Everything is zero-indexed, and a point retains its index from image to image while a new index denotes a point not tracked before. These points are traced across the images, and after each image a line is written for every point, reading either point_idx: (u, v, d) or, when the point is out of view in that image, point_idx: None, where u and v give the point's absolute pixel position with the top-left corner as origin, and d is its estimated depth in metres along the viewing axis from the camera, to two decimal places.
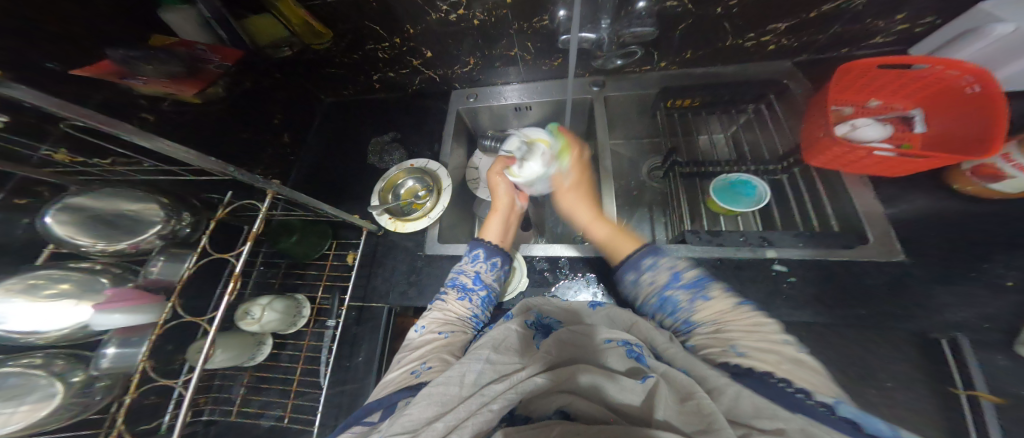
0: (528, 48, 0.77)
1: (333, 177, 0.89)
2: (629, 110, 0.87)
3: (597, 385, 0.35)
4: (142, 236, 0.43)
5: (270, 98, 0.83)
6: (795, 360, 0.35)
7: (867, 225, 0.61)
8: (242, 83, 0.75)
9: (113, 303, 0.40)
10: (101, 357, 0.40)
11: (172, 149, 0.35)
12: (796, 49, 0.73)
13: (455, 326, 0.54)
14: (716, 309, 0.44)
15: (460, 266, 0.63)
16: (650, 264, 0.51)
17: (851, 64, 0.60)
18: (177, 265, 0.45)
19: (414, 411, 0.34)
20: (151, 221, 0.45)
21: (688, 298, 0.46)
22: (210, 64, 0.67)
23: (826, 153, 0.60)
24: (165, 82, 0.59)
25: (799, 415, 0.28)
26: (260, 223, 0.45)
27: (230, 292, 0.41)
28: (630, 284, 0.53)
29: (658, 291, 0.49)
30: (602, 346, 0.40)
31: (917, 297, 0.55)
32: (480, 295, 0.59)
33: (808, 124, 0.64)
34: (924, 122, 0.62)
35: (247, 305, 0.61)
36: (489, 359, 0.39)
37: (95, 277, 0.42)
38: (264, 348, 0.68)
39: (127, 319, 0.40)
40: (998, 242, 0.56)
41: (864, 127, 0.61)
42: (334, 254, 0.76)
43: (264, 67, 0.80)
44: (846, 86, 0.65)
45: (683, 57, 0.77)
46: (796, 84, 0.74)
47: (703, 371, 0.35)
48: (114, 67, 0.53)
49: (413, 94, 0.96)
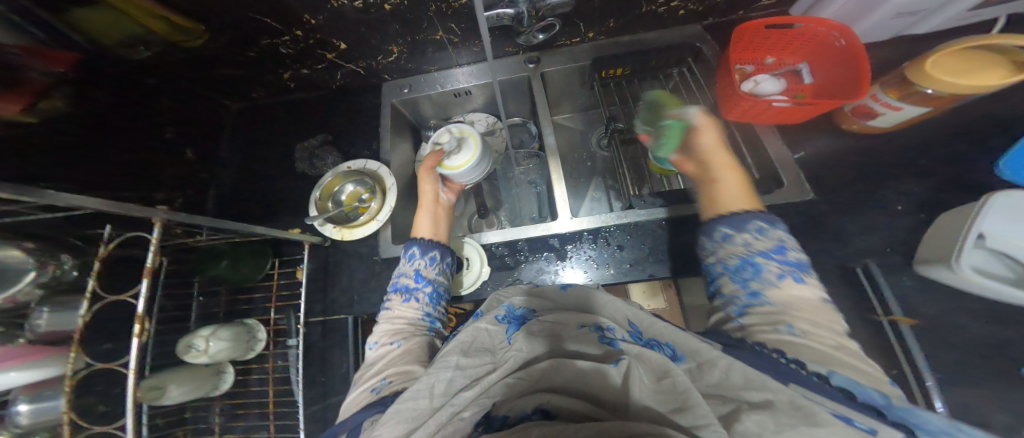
0: (453, 30, 0.73)
1: (264, 191, 0.81)
2: (567, 85, 0.87)
3: (574, 377, 0.36)
4: (17, 286, 0.36)
5: (155, 111, 0.71)
6: (852, 352, 0.35)
7: (778, 167, 0.68)
8: (93, 94, 0.60)
9: (4, 361, 0.34)
10: (15, 415, 0.37)
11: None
12: (700, 12, 0.77)
13: (406, 332, 0.53)
14: (802, 295, 0.41)
15: (399, 269, 0.62)
16: (761, 227, 0.48)
17: (746, 24, 0.64)
18: (67, 314, 0.39)
19: (383, 431, 0.35)
20: (22, 270, 0.37)
21: (780, 274, 0.43)
22: (32, 72, 0.51)
23: (741, 106, 0.65)
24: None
25: (790, 384, 0.28)
26: (153, 256, 0.40)
27: (139, 335, 0.37)
28: (723, 238, 0.49)
29: (750, 255, 0.46)
30: (576, 335, 0.40)
31: (822, 224, 0.64)
32: (426, 293, 0.57)
33: (720, 83, 0.69)
34: (810, 74, 0.70)
35: (185, 337, 0.54)
36: (459, 365, 0.39)
37: None
38: (227, 375, 0.60)
39: (26, 375, 0.34)
40: (877, 167, 0.66)
41: (765, 82, 0.67)
42: (279, 274, 0.69)
43: (120, 71, 0.64)
44: (750, 45, 0.70)
45: (607, 26, 0.79)
46: (708, 47, 0.78)
47: (692, 345, 0.33)
48: None
49: (340, 89, 0.89)
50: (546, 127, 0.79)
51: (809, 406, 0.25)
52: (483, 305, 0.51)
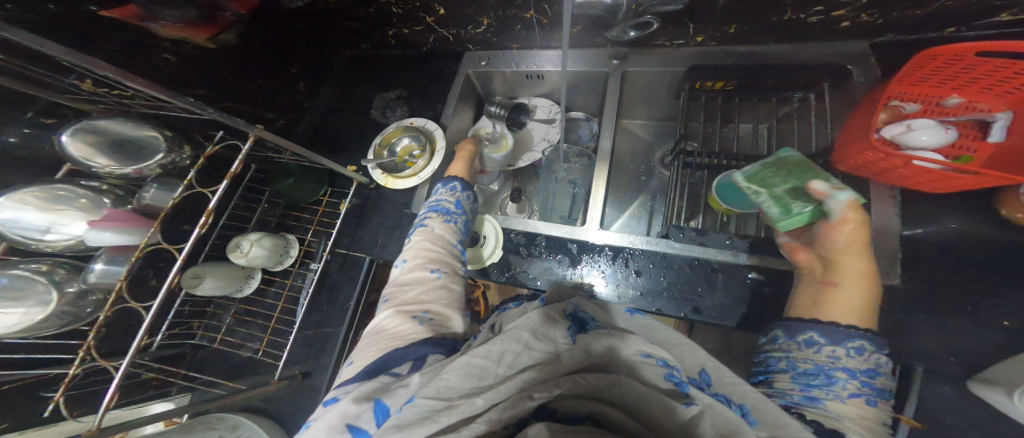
0: (543, 11, 0.71)
1: (338, 128, 0.93)
2: (652, 89, 0.79)
3: (636, 395, 0.35)
4: (145, 163, 0.47)
5: (288, 47, 0.86)
6: None
7: (874, 242, 0.51)
8: (254, 31, 0.77)
9: (106, 222, 0.45)
10: (91, 271, 0.45)
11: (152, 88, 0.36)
12: (874, 29, 0.60)
13: (444, 264, 0.56)
14: (867, 419, 0.36)
15: (438, 196, 0.66)
16: (857, 347, 0.39)
17: (935, 50, 0.48)
18: (165, 194, 0.50)
19: (451, 378, 0.32)
20: (154, 149, 0.49)
21: (851, 393, 0.38)
22: (225, 12, 0.69)
23: (863, 155, 0.50)
24: (180, 27, 0.63)
25: None
26: (238, 165, 0.48)
27: (201, 225, 0.45)
28: (805, 341, 0.42)
29: (821, 365, 0.40)
30: (639, 361, 0.38)
31: (902, 332, 0.47)
32: (461, 219, 0.64)
33: (855, 119, 0.54)
34: (1005, 129, 0.49)
35: (238, 238, 0.66)
36: (528, 343, 0.37)
37: (99, 197, 0.47)
38: (252, 281, 0.74)
39: (118, 238, 0.45)
40: None
41: (921, 130, 0.50)
42: (328, 201, 0.81)
43: (277, 15, 0.80)
44: (923, 74, 0.52)
45: (725, 32, 0.67)
46: (862, 70, 0.61)
47: (778, 418, 0.32)
48: (136, 11, 0.58)
49: (428, 52, 0.94)
50: (607, 130, 0.73)
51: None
52: (544, 292, 0.48)
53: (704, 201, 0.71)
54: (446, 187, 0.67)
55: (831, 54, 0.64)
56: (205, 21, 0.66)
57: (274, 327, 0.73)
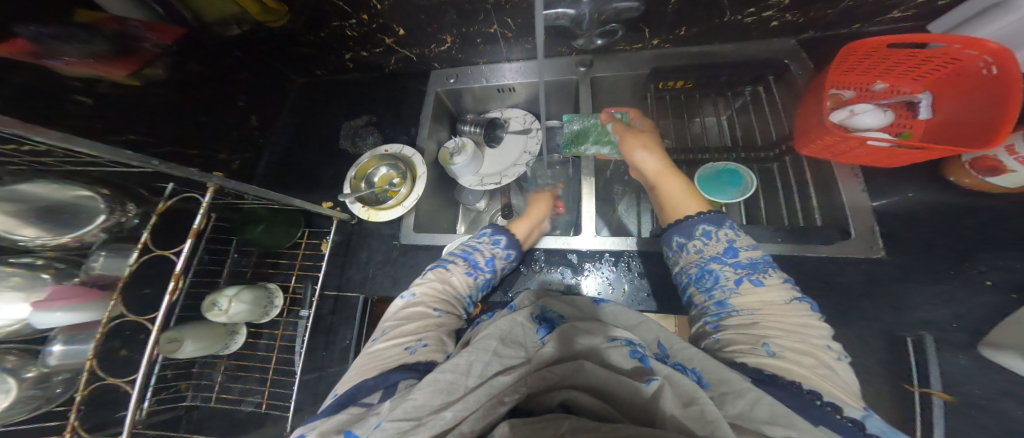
0: (508, 25, 0.70)
1: (307, 163, 0.87)
2: (618, 93, 0.80)
3: (600, 380, 0.34)
4: (88, 228, 0.40)
5: (234, 80, 0.79)
6: (828, 367, 0.36)
7: (851, 218, 0.58)
8: (189, 65, 0.69)
9: (54, 300, 0.36)
10: (48, 355, 0.39)
11: (68, 142, 0.28)
12: (801, 25, 0.64)
13: (450, 306, 0.54)
14: (764, 298, 0.43)
15: (476, 243, 0.62)
16: (707, 232, 0.49)
17: (860, 42, 0.53)
18: (120, 260, 0.42)
19: (419, 397, 0.32)
20: (95, 211, 0.41)
21: (736, 279, 0.45)
22: (146, 43, 0.60)
23: (817, 142, 0.54)
24: (90, 62, 0.53)
25: (820, 428, 0.27)
26: (201, 219, 0.42)
27: (171, 291, 0.38)
28: (678, 246, 0.52)
29: (705, 261, 0.48)
30: (607, 346, 0.38)
31: (893, 296, 0.54)
32: (485, 278, 0.59)
33: (802, 110, 0.57)
34: (930, 107, 0.55)
35: (213, 295, 0.59)
36: (497, 351, 0.37)
37: (38, 274, 0.38)
38: (238, 336, 0.68)
39: (70, 317, 0.36)
40: (988, 242, 0.52)
41: (863, 114, 0.54)
42: (307, 243, 0.75)
43: (213, 45, 0.73)
44: (852, 63, 0.58)
45: (676, 34, 0.68)
46: (798, 65, 0.65)
47: (721, 374, 0.33)
48: (26, 44, 0.46)
49: (391, 73, 0.91)
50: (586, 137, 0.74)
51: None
52: (516, 299, 0.49)
53: None
54: (489, 236, 0.62)
55: (769, 50, 0.68)
56: (121, 54, 0.57)
57: (271, 379, 0.67)
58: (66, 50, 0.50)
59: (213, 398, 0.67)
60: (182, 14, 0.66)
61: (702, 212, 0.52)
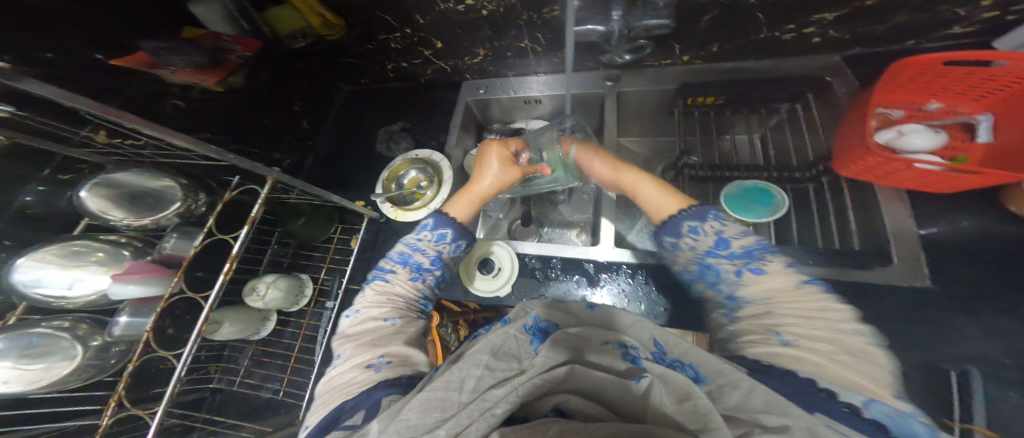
0: (539, 40, 0.73)
1: (342, 164, 0.92)
2: (644, 108, 0.80)
3: (595, 383, 0.36)
4: (163, 213, 0.44)
5: (292, 86, 0.89)
6: (853, 352, 0.33)
7: (892, 244, 0.54)
8: (261, 73, 0.81)
9: (129, 274, 0.40)
10: (114, 325, 0.41)
11: (178, 140, 0.34)
12: (847, 41, 0.61)
13: (403, 313, 0.52)
14: (768, 285, 0.42)
15: (416, 241, 0.59)
16: (693, 227, 0.49)
17: (909, 59, 0.48)
18: (186, 243, 0.45)
19: (411, 416, 0.32)
20: (170, 200, 0.45)
21: (735, 270, 0.44)
22: (232, 55, 0.75)
23: (858, 163, 0.51)
24: (190, 72, 0.66)
25: (814, 414, 0.27)
26: (259, 209, 0.47)
27: (227, 272, 0.44)
28: (670, 246, 0.52)
29: (703, 256, 0.48)
30: (600, 351, 0.40)
31: (942, 330, 0.49)
32: (434, 276, 0.58)
33: (845, 125, 0.54)
34: (991, 130, 0.51)
35: (253, 281, 0.65)
36: (488, 364, 0.37)
37: (120, 250, 0.42)
38: (269, 323, 0.73)
39: (140, 290, 0.40)
40: None
41: (913, 135, 0.50)
42: (339, 238, 0.79)
43: (282, 55, 0.85)
44: (898, 86, 0.54)
45: (708, 50, 0.68)
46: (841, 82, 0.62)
47: (716, 365, 0.34)
48: (145, 59, 0.62)
49: (425, 83, 0.96)
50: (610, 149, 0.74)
51: (829, 436, 0.24)
52: (510, 312, 0.48)
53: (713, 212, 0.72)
54: (432, 230, 0.60)
55: (808, 67, 0.65)
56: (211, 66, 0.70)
57: (292, 367, 0.71)
58: (174, 62, 0.65)
59: (236, 382, 0.70)
60: (262, 30, 0.79)
61: (683, 209, 0.52)
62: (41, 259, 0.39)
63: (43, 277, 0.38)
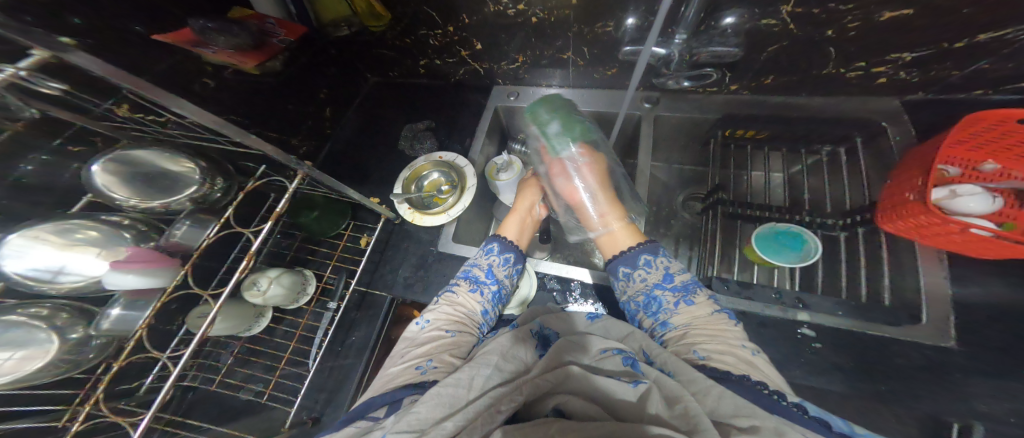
0: (583, 53, 0.71)
1: (359, 156, 0.89)
2: (679, 134, 0.78)
3: (595, 386, 0.35)
4: (175, 197, 0.40)
5: (321, 73, 0.84)
6: (748, 362, 0.39)
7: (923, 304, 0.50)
8: (299, 59, 0.78)
9: (130, 263, 0.36)
10: (105, 317, 0.36)
11: (218, 125, 0.36)
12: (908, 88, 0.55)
13: (462, 325, 0.51)
14: (694, 314, 0.48)
15: (473, 260, 0.61)
16: (647, 261, 0.54)
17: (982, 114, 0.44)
18: (200, 231, 0.42)
19: (422, 410, 0.34)
20: (188, 182, 0.42)
21: (674, 302, 0.49)
22: (274, 38, 0.70)
23: (905, 219, 0.49)
24: (230, 53, 0.62)
25: (773, 415, 0.30)
26: (285, 202, 0.46)
27: (243, 269, 0.42)
28: (624, 276, 0.55)
29: (649, 288, 0.52)
30: (599, 358, 0.39)
31: None
32: (491, 290, 0.56)
33: (895, 182, 0.52)
34: None
35: (254, 275, 0.60)
36: (498, 365, 0.38)
37: (120, 232, 0.38)
38: (262, 320, 0.66)
39: (141, 281, 0.36)
40: None
41: (968, 197, 0.47)
42: (349, 235, 0.77)
43: (321, 43, 0.83)
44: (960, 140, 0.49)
45: (761, 81, 0.67)
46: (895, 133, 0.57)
47: (689, 375, 0.37)
48: (190, 35, 0.58)
49: (455, 83, 0.93)
50: (643, 173, 0.71)
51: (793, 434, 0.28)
52: (517, 319, 0.52)
53: (738, 249, 0.70)
54: (498, 254, 0.60)
55: (867, 109, 0.62)
56: (253, 48, 0.66)
57: (282, 368, 0.65)
58: (218, 41, 0.60)
59: (215, 382, 0.63)
60: (309, 15, 0.78)
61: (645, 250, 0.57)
62: (34, 235, 0.34)
63: (26, 257, 0.34)
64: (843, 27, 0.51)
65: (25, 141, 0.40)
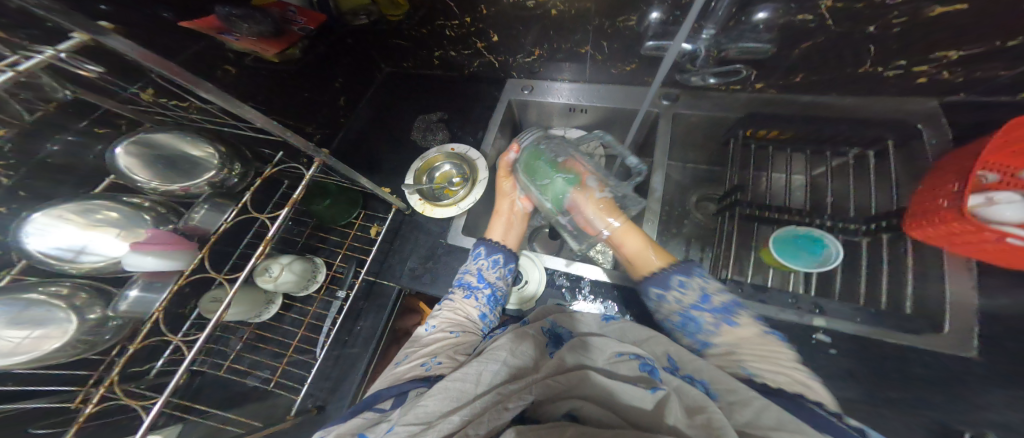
0: (602, 48, 0.70)
1: (371, 146, 0.88)
2: (697, 132, 0.76)
3: (609, 389, 0.34)
4: (195, 180, 0.40)
5: (336, 61, 0.84)
6: (805, 384, 0.38)
7: (949, 315, 0.48)
8: (317, 47, 0.78)
9: (150, 244, 0.36)
10: (122, 299, 0.36)
11: (243, 112, 0.35)
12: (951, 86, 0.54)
13: (466, 327, 0.51)
14: (738, 335, 0.45)
15: (466, 266, 0.61)
16: (681, 282, 0.50)
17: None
18: (217, 216, 0.42)
19: (430, 403, 0.33)
20: (207, 166, 0.42)
21: (712, 323, 0.47)
22: (295, 26, 0.72)
23: (936, 227, 0.47)
24: (253, 40, 0.63)
25: (826, 434, 0.30)
26: (302, 189, 0.46)
27: (258, 255, 0.42)
28: (658, 297, 0.52)
29: (685, 308, 0.49)
30: (613, 360, 0.38)
31: None
32: (485, 294, 0.56)
33: (927, 186, 0.51)
34: None
35: (267, 261, 0.60)
36: (506, 361, 0.37)
37: (140, 214, 0.39)
38: (272, 307, 0.67)
39: (159, 264, 0.36)
40: None
41: (1006, 205, 0.45)
42: (359, 224, 0.77)
43: (340, 31, 0.83)
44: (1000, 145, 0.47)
45: (788, 80, 0.65)
46: (933, 131, 0.55)
47: (728, 384, 0.36)
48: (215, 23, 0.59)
49: (469, 76, 0.92)
50: (659, 171, 0.70)
51: None
52: (528, 315, 0.51)
53: (754, 251, 0.69)
54: (486, 257, 0.59)
55: (900, 111, 0.59)
56: (275, 35, 0.67)
57: (290, 355, 0.65)
58: (240, 28, 0.61)
59: (224, 367, 0.63)
60: (329, 3, 0.78)
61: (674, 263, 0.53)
62: (56, 214, 0.35)
63: (48, 236, 0.34)
64: (884, 23, 0.49)
65: (51, 121, 0.40)
